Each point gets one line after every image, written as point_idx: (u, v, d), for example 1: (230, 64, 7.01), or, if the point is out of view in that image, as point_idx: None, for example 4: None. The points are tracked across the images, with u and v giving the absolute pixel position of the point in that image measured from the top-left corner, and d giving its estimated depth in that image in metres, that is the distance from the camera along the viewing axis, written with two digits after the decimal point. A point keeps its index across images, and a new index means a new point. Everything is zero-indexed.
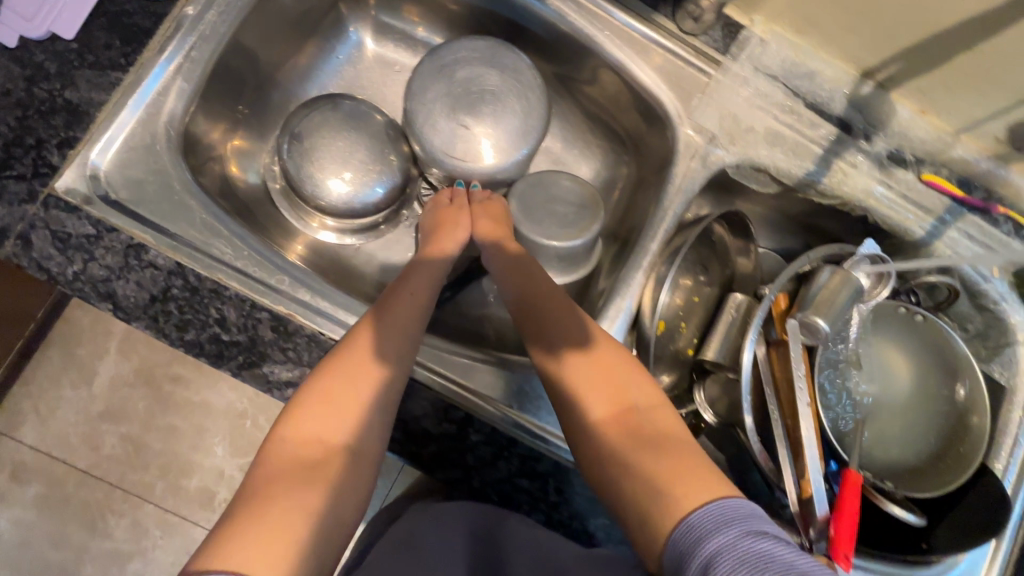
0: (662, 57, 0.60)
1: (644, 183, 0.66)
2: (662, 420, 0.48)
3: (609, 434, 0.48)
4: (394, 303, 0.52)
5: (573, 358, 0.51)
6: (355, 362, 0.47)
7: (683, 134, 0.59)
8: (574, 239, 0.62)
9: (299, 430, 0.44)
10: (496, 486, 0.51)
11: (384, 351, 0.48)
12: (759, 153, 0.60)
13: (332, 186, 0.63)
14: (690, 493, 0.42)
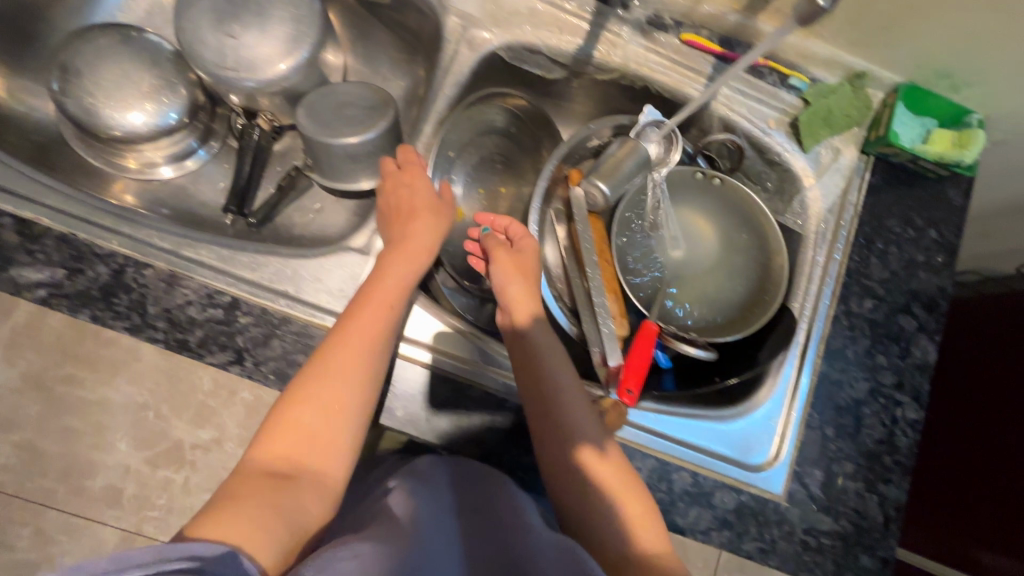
0: None
1: None
2: (627, 493, 0.51)
3: (591, 479, 0.51)
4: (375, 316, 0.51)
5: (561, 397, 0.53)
6: (334, 380, 0.48)
7: (447, 21, 0.62)
8: (359, 135, 0.63)
9: (273, 450, 0.46)
10: (271, 365, 0.51)
11: (360, 374, 0.49)
12: (524, 32, 0.63)
13: (132, 120, 0.63)
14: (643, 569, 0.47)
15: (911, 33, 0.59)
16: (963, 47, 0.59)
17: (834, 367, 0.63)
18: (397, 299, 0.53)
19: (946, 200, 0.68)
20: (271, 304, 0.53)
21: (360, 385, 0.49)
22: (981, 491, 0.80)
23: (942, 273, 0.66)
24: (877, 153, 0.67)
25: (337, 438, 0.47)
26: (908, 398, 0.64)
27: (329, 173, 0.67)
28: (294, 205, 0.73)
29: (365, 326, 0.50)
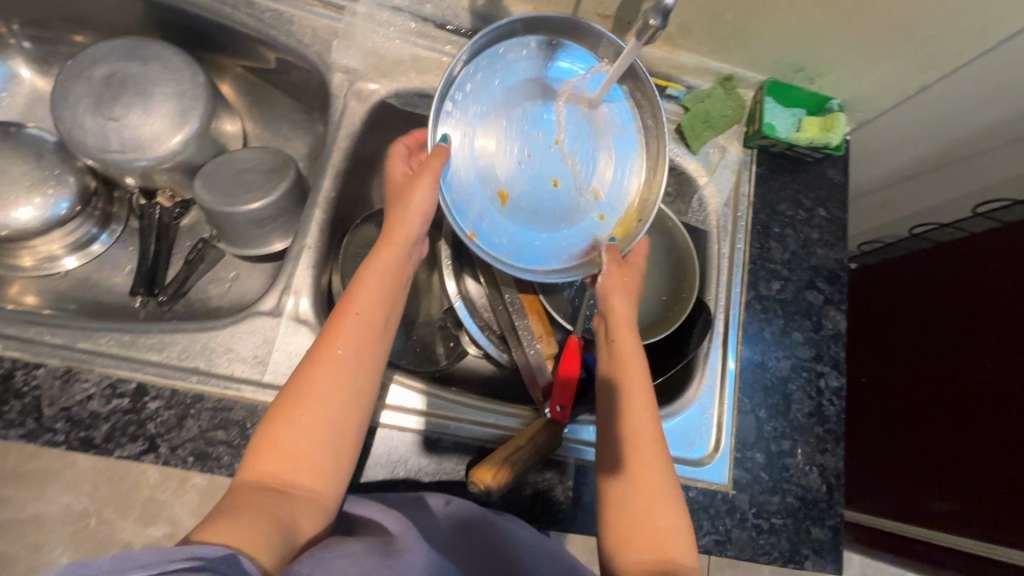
0: (291, 14, 0.63)
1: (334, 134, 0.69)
2: (660, 493, 0.49)
3: (629, 485, 0.49)
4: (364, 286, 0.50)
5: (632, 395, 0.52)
6: (325, 388, 0.46)
7: (332, 78, 0.64)
8: (261, 199, 0.63)
9: (276, 446, 0.44)
10: (188, 447, 0.49)
11: (364, 370, 0.48)
12: (410, 80, 0.65)
13: (19, 217, 0.61)
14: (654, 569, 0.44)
15: (758, 38, 0.65)
16: (806, 44, 0.65)
17: (756, 350, 0.66)
18: (383, 294, 0.51)
19: (827, 180, 0.73)
20: (181, 383, 0.51)
21: (361, 373, 0.48)
22: (920, 443, 0.84)
23: (837, 247, 0.71)
24: (759, 146, 0.72)
25: (325, 452, 0.45)
26: (828, 368, 0.67)
27: (236, 238, 0.67)
28: (208, 275, 0.71)
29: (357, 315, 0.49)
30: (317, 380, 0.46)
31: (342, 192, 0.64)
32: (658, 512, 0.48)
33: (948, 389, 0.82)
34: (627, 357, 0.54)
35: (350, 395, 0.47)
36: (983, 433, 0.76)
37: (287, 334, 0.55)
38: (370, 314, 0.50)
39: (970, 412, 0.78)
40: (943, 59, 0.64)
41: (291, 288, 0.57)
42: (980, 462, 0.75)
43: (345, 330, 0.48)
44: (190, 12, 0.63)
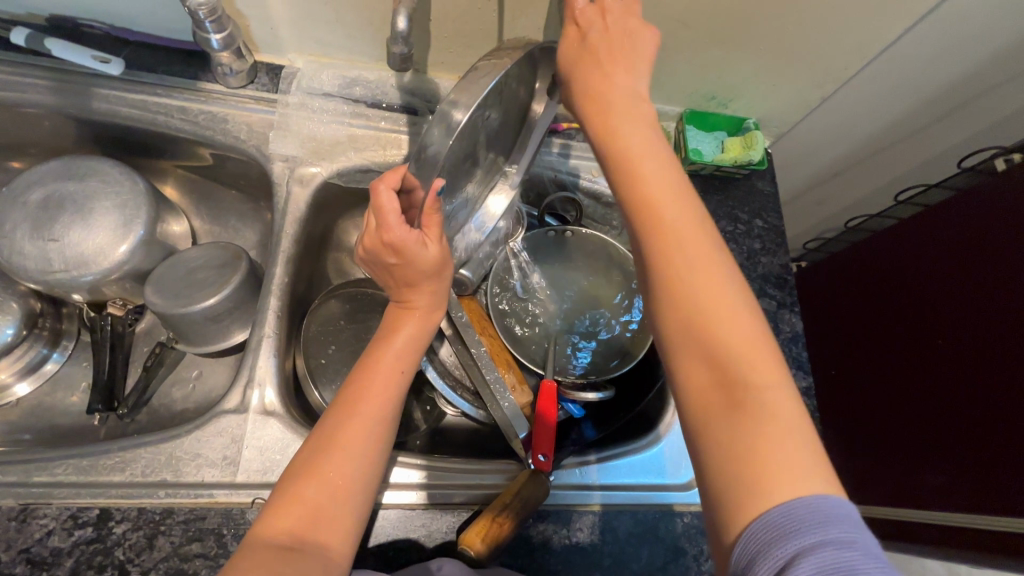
0: (224, 113, 0.65)
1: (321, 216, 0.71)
2: (743, 335, 0.36)
3: (702, 315, 0.36)
4: (386, 351, 0.50)
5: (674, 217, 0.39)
6: (355, 442, 0.45)
7: (273, 168, 0.65)
8: (215, 294, 0.64)
9: (285, 514, 0.41)
10: (161, 568, 0.47)
11: (385, 426, 0.47)
12: (350, 158, 0.67)
13: None
14: (757, 442, 0.32)
15: (669, 75, 0.70)
16: (713, 76, 0.70)
17: None
18: (407, 360, 0.51)
19: (758, 191, 0.78)
20: (149, 500, 0.49)
21: (382, 430, 0.47)
22: (894, 423, 0.88)
23: (779, 252, 0.75)
24: (689, 171, 0.76)
25: (348, 509, 0.43)
26: (793, 370, 0.69)
27: (194, 338, 0.66)
28: (170, 379, 0.69)
29: (382, 375, 0.49)
30: (339, 439, 0.45)
31: (297, 276, 0.64)
32: (755, 372, 0.34)
33: (905, 367, 0.87)
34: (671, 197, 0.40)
35: (370, 450, 0.45)
36: (942, 404, 0.80)
37: (256, 430, 0.54)
38: (402, 372, 0.50)
39: (926, 387, 0.83)
40: (834, 71, 0.70)
41: (254, 380, 0.56)
42: (943, 433, 0.80)
43: (368, 389, 0.47)
44: (124, 125, 0.64)
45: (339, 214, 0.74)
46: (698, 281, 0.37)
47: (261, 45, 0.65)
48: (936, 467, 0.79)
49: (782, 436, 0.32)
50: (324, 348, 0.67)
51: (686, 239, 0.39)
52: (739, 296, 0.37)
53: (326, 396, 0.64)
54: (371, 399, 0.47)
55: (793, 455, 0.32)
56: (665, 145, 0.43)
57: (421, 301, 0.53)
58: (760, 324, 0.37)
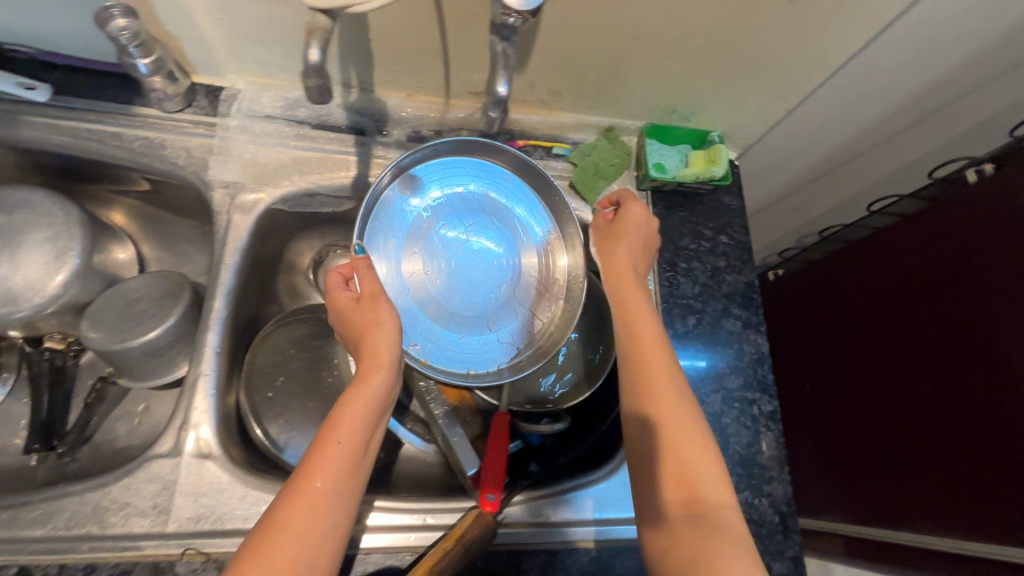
0: (159, 138, 0.62)
1: (272, 244, 0.69)
2: (700, 458, 0.48)
3: (667, 423, 0.49)
4: (342, 414, 0.47)
5: (649, 356, 0.52)
6: (306, 523, 0.43)
7: (213, 195, 0.63)
8: (156, 328, 0.62)
9: None
10: None
11: (342, 498, 0.45)
12: (294, 183, 0.65)
13: None
14: (709, 548, 0.44)
15: (626, 91, 0.67)
16: (672, 90, 0.68)
17: None
18: (365, 422, 0.48)
19: (723, 207, 0.76)
20: (71, 555, 0.47)
21: (340, 502, 0.45)
22: (864, 436, 0.88)
23: (745, 270, 0.73)
24: (651, 187, 0.74)
25: None
26: (759, 393, 0.67)
27: (136, 373, 0.64)
28: (115, 414, 0.67)
29: (337, 443, 0.45)
30: (289, 521, 0.42)
31: (239, 307, 0.62)
32: (705, 472, 0.47)
33: (878, 381, 0.86)
34: (656, 351, 0.53)
35: (322, 527, 0.43)
36: (912, 419, 0.79)
37: (189, 475, 0.52)
38: (352, 437, 0.46)
39: (897, 401, 0.82)
40: (798, 84, 0.68)
41: (188, 423, 0.54)
42: (912, 449, 0.78)
43: (320, 460, 0.44)
44: (56, 153, 0.62)
45: (289, 238, 0.72)
46: (661, 397, 0.50)
47: (198, 67, 0.62)
48: (907, 484, 0.78)
49: (725, 539, 0.44)
50: (271, 381, 0.65)
51: (654, 364, 0.52)
52: (689, 411, 0.50)
53: (271, 431, 0.62)
54: (324, 473, 0.44)
55: (731, 561, 0.43)
56: (662, 333, 0.54)
57: (374, 354, 0.50)
58: (704, 427, 0.50)
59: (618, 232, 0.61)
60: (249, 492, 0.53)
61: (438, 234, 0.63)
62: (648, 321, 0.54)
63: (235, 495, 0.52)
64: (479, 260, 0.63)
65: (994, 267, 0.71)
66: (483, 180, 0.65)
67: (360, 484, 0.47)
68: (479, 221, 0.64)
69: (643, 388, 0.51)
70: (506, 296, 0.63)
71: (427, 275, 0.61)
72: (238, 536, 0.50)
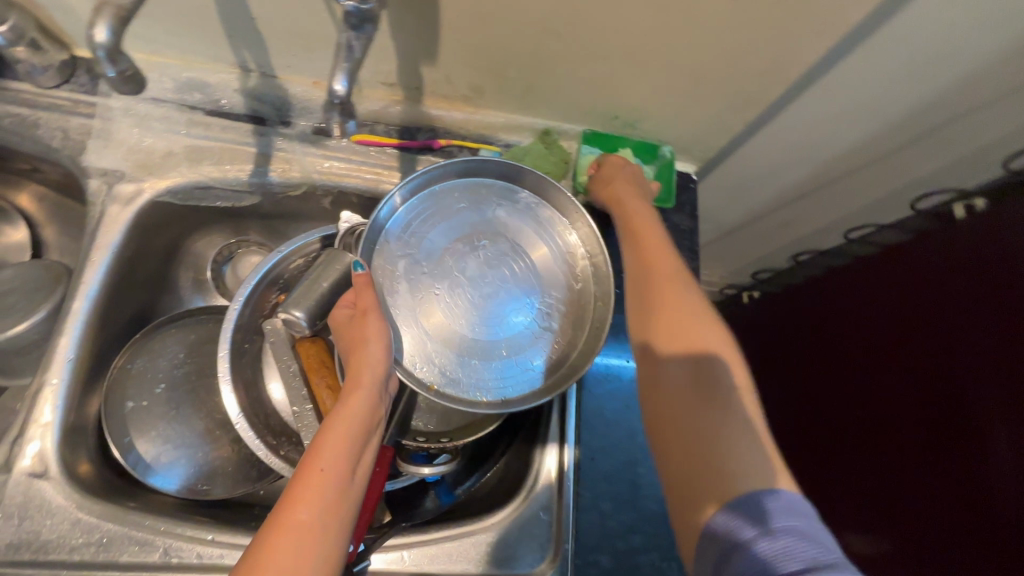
0: (32, 117, 0.56)
1: (164, 239, 0.64)
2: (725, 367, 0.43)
3: (680, 331, 0.44)
4: (328, 439, 0.41)
5: (670, 295, 0.46)
6: (293, 564, 0.35)
7: (89, 183, 0.57)
8: (19, 323, 0.57)
9: None
10: None
11: (335, 534, 0.37)
12: (181, 175, 0.59)
13: None
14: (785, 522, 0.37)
15: (557, 92, 0.59)
16: (611, 96, 0.59)
17: (599, 432, 0.59)
18: (353, 448, 0.41)
19: (671, 226, 0.68)
20: None
21: (333, 539, 0.37)
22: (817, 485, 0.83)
23: None
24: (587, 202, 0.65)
25: None
26: None
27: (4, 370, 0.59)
28: None
29: (325, 470, 0.39)
30: (274, 563, 0.34)
31: (110, 309, 0.57)
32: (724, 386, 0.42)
33: (843, 426, 0.79)
34: (675, 288, 0.47)
35: (310, 572, 0.35)
36: (886, 469, 0.71)
37: (16, 496, 0.47)
38: (337, 462, 0.40)
39: (871, 446, 0.74)
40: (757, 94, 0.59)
41: (24, 437, 0.49)
42: (891, 502, 0.70)
43: (310, 488, 0.38)
44: None
45: (189, 231, 0.66)
46: (673, 311, 0.45)
47: (76, 40, 0.56)
48: (877, 535, 0.72)
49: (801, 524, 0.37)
50: (148, 390, 0.59)
51: (659, 281, 0.47)
52: (707, 321, 0.45)
53: (136, 445, 0.57)
54: (311, 505, 0.37)
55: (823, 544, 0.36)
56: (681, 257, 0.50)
57: (362, 370, 0.44)
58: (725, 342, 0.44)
59: (605, 184, 0.59)
60: (80, 518, 0.48)
61: (458, 263, 0.52)
62: (666, 263, 0.49)
63: (65, 521, 0.48)
64: (506, 285, 0.51)
65: (980, 303, 0.61)
66: (504, 203, 0.54)
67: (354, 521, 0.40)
68: (501, 245, 0.53)
69: (648, 311, 0.47)
70: (542, 323, 0.51)
71: (451, 312, 0.50)
72: (59, 569, 0.46)
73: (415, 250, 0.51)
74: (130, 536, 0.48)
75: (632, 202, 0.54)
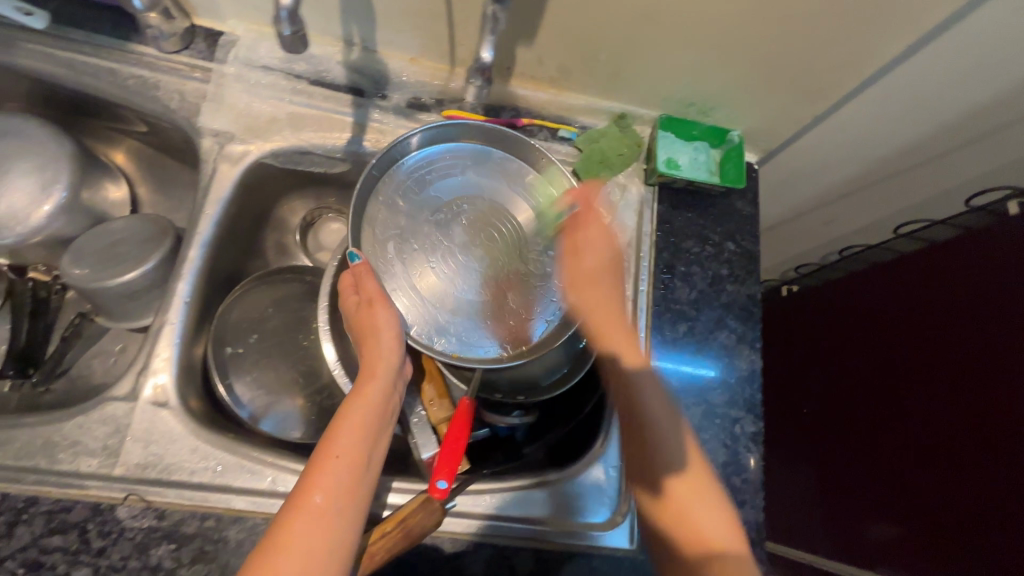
0: (153, 79, 0.61)
1: (261, 201, 0.68)
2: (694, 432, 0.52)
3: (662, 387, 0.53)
4: (343, 423, 0.48)
5: (608, 330, 0.55)
6: (309, 530, 0.42)
7: (202, 142, 0.62)
8: (134, 270, 0.61)
9: None
10: (15, 559, 0.45)
11: (349, 504, 0.45)
12: (285, 139, 0.63)
13: None
14: (698, 510, 0.48)
15: (640, 77, 0.63)
16: (691, 83, 0.63)
17: (665, 399, 0.63)
18: (367, 431, 0.48)
19: (735, 212, 0.71)
20: (15, 485, 0.47)
21: (346, 509, 0.44)
22: (843, 471, 0.86)
23: (748, 282, 0.69)
24: (659, 183, 0.69)
25: None
26: (743, 413, 0.64)
27: (112, 313, 0.64)
28: (90, 350, 0.68)
29: (340, 450, 0.46)
30: (292, 529, 0.42)
31: (216, 260, 0.61)
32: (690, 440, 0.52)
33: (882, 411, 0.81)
34: (610, 314, 0.55)
35: (323, 536, 0.42)
36: (904, 459, 0.75)
37: (142, 422, 0.52)
38: (352, 447, 0.47)
39: (898, 436, 0.77)
40: (830, 88, 0.62)
41: (148, 369, 0.54)
42: (908, 488, 0.74)
43: (325, 468, 0.45)
44: (52, 83, 0.61)
45: (280, 195, 0.70)
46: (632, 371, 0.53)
47: (198, 8, 0.60)
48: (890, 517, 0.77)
49: (712, 514, 0.48)
50: (244, 338, 0.64)
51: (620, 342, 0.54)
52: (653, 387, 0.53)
53: (236, 387, 0.62)
54: (324, 480, 0.44)
55: (722, 529, 0.48)
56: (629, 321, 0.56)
57: (375, 362, 0.52)
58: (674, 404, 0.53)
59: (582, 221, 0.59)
60: (198, 446, 0.52)
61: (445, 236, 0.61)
62: (598, 293, 0.56)
63: (184, 448, 0.52)
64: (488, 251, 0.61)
65: (1002, 303, 0.66)
66: (491, 172, 0.64)
67: (366, 494, 0.46)
68: (479, 214, 0.62)
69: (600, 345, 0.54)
70: (528, 282, 0.61)
71: (450, 282, 0.59)
72: (181, 489, 0.50)
73: (398, 231, 0.60)
74: (243, 464, 0.52)
75: (590, 224, 0.59)
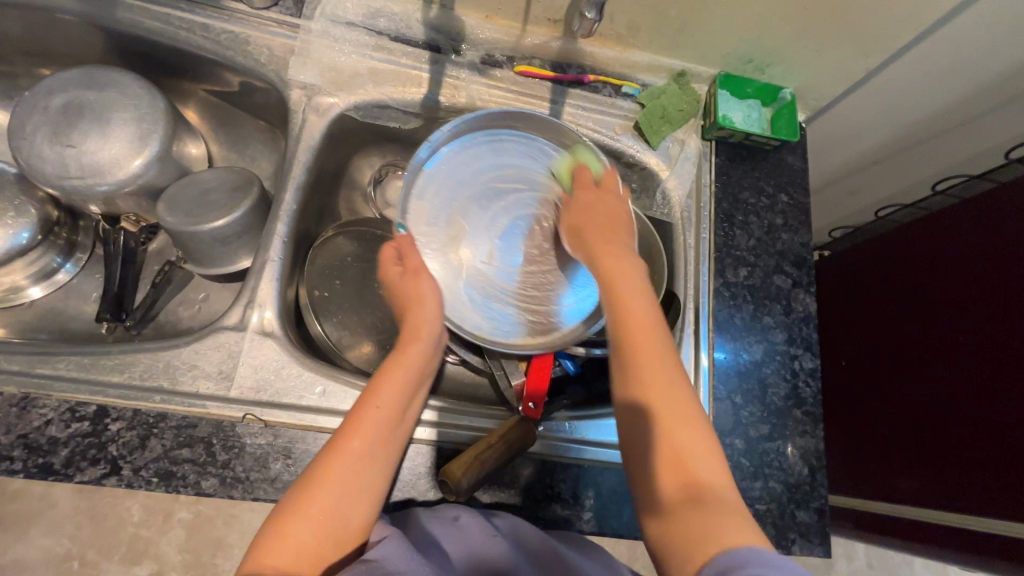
0: (245, 35, 0.65)
1: (338, 156, 0.71)
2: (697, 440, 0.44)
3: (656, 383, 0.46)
4: (385, 372, 0.50)
5: (645, 345, 0.48)
6: (358, 463, 0.46)
7: (290, 95, 0.65)
8: (224, 217, 0.63)
9: (285, 536, 0.42)
10: (152, 467, 0.49)
11: (389, 443, 0.48)
12: (367, 92, 0.66)
13: None
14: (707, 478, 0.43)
15: (705, 32, 0.66)
16: (751, 37, 0.66)
17: (728, 338, 0.66)
18: (407, 382, 0.51)
19: (787, 166, 0.74)
20: (144, 403, 0.50)
21: (385, 446, 0.48)
22: (869, 417, 0.89)
23: (801, 231, 0.72)
24: (717, 138, 0.73)
25: (354, 513, 0.45)
26: (802, 350, 0.68)
27: (203, 260, 0.67)
28: (177, 298, 0.71)
29: (384, 397, 0.49)
30: (339, 463, 0.45)
31: (304, 206, 0.65)
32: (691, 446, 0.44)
33: (910, 357, 0.84)
34: (653, 339, 0.48)
35: (367, 468, 0.46)
36: (939, 400, 0.78)
37: (251, 348, 0.55)
38: (392, 400, 0.49)
39: (930, 379, 0.80)
40: (885, 40, 0.64)
41: (255, 301, 0.57)
42: (941, 427, 0.77)
43: (371, 413, 0.48)
44: (147, 39, 0.64)
45: (354, 150, 0.73)
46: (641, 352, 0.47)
47: None
48: (917, 456, 0.80)
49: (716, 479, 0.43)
50: (329, 283, 0.68)
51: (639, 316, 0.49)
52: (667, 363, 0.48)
53: (325, 327, 0.65)
54: (366, 423, 0.47)
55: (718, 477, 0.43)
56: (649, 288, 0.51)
57: (414, 323, 0.53)
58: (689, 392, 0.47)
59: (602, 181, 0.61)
60: (304, 372, 0.55)
61: (503, 208, 0.64)
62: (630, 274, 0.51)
63: (291, 374, 0.55)
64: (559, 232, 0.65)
65: None
66: (530, 154, 0.66)
67: (403, 434, 0.50)
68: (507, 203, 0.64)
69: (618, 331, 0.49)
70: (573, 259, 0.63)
71: (486, 258, 0.63)
72: (292, 410, 0.53)
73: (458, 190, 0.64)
74: (346, 389, 0.55)
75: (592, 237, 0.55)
